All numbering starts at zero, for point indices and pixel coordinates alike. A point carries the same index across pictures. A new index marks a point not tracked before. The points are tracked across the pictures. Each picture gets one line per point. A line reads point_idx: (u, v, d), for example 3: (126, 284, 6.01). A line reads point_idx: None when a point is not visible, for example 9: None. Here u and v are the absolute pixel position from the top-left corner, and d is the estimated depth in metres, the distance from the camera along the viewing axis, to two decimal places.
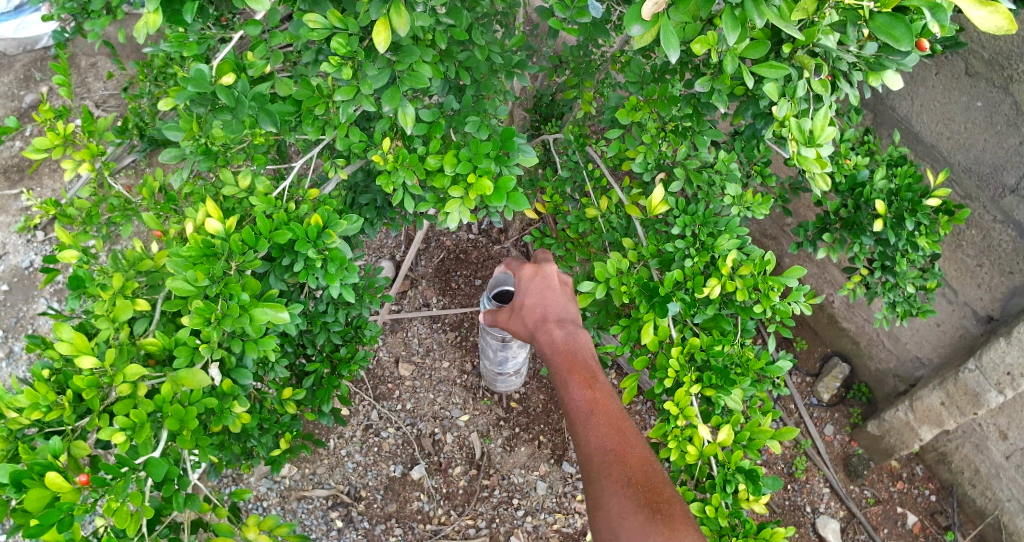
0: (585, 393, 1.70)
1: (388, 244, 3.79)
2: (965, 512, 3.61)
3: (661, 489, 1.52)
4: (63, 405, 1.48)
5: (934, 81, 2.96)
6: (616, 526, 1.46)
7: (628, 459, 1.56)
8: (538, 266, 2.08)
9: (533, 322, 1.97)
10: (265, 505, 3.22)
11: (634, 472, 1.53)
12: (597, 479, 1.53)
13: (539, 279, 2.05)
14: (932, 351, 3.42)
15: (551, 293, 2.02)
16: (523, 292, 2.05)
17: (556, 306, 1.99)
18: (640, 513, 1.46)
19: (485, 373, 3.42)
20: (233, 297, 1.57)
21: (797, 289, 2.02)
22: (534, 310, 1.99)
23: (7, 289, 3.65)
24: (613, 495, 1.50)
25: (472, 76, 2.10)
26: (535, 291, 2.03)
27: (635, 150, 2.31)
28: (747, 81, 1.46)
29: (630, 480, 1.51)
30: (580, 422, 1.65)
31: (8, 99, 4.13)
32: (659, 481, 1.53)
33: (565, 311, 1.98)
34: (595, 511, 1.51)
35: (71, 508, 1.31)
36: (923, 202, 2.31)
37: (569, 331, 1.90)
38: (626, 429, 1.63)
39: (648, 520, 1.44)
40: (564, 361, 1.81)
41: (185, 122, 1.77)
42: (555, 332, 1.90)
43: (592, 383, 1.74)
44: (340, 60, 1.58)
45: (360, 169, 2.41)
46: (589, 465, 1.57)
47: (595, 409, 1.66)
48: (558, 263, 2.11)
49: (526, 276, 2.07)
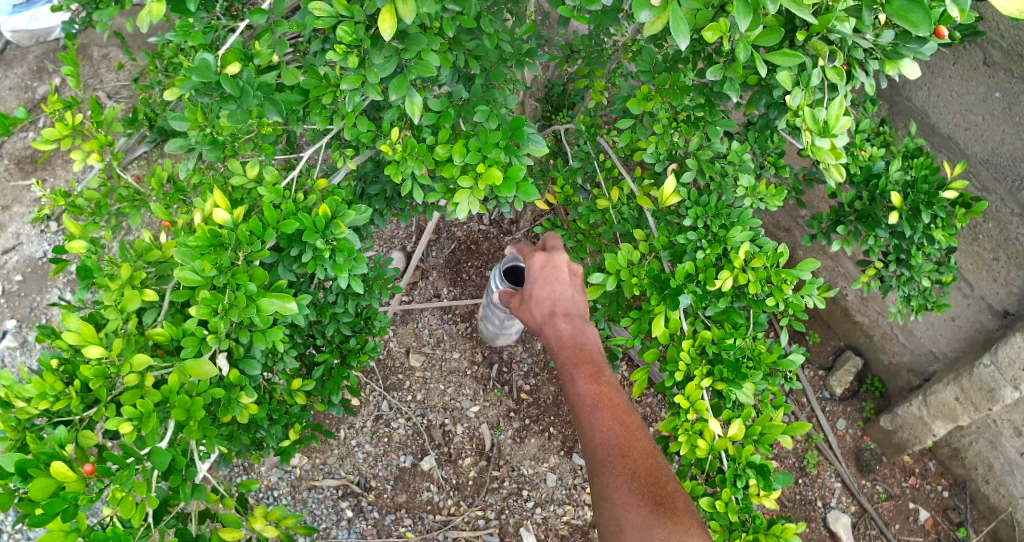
0: (591, 387, 1.69)
1: (399, 234, 3.77)
2: (978, 509, 3.58)
3: (666, 482, 1.50)
4: (71, 395, 1.49)
5: (952, 71, 2.90)
6: (621, 519, 1.45)
7: (632, 452, 1.54)
8: (546, 257, 2.06)
9: (542, 315, 1.96)
10: (276, 495, 3.24)
11: (639, 465, 1.52)
12: (601, 473, 1.52)
13: (549, 270, 2.02)
14: (947, 345, 3.37)
15: (559, 284, 2.00)
16: (532, 283, 2.03)
17: (564, 297, 1.97)
18: (644, 506, 1.45)
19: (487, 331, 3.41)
20: (240, 287, 1.56)
21: (811, 282, 1.98)
22: (543, 302, 1.98)
23: (21, 279, 3.68)
24: (617, 488, 1.49)
25: (481, 65, 2.08)
26: (543, 283, 2.01)
27: (647, 140, 2.28)
28: (760, 70, 1.43)
29: (633, 473, 1.50)
30: (585, 416, 1.64)
31: (22, 91, 4.16)
32: (663, 474, 1.52)
33: (573, 303, 1.97)
34: (600, 506, 1.50)
35: (76, 498, 1.31)
36: (939, 194, 2.26)
37: (576, 325, 1.89)
38: (631, 422, 1.61)
39: (652, 514, 1.43)
40: (571, 355, 1.80)
41: (189, 112, 1.79)
42: (562, 326, 1.89)
43: (598, 377, 1.72)
44: (347, 49, 1.57)
45: (369, 160, 2.35)
46: (594, 459, 1.56)
47: (600, 403, 1.64)
48: (567, 253, 2.08)
49: (535, 267, 2.05)
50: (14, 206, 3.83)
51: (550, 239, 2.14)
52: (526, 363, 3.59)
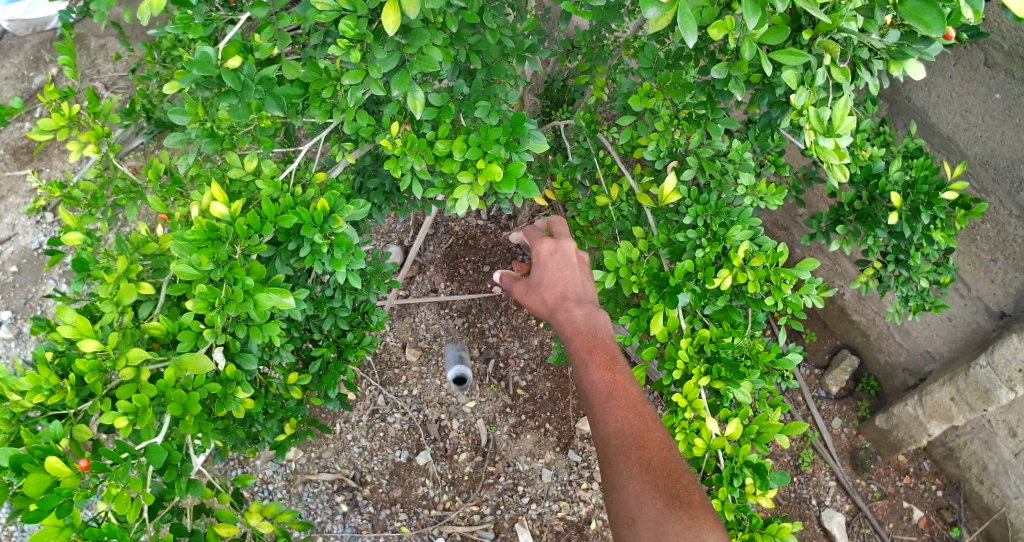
0: (605, 375, 1.68)
1: (396, 229, 3.74)
2: (972, 509, 3.59)
3: (681, 474, 1.49)
4: (66, 389, 1.47)
5: (952, 72, 2.90)
6: (635, 511, 1.45)
7: (647, 443, 1.53)
8: (556, 243, 2.05)
9: (552, 301, 1.95)
10: (271, 489, 3.23)
11: (653, 456, 1.51)
12: (616, 463, 1.52)
13: (559, 256, 2.02)
14: (943, 345, 3.38)
15: (570, 271, 1.99)
16: (542, 268, 2.02)
17: (575, 284, 1.96)
18: (659, 498, 1.44)
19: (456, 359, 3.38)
20: (237, 282, 1.55)
21: (810, 282, 1.98)
22: (553, 287, 1.97)
23: (17, 270, 3.66)
24: (631, 480, 1.48)
25: (483, 60, 2.06)
26: (554, 269, 2.00)
27: (648, 137, 2.27)
28: (766, 69, 1.41)
29: (648, 465, 1.49)
30: (598, 405, 1.63)
31: (18, 80, 4.12)
32: (678, 466, 1.51)
33: (584, 290, 1.96)
34: (614, 496, 1.49)
35: (71, 494, 1.30)
36: (939, 195, 2.25)
37: (588, 311, 1.87)
38: (646, 413, 1.60)
39: (667, 506, 1.42)
40: (584, 342, 1.79)
41: (190, 105, 1.78)
42: (574, 312, 1.88)
43: (611, 365, 1.71)
44: (349, 43, 1.55)
45: (368, 154, 2.33)
46: (608, 449, 1.55)
47: (614, 392, 1.64)
48: (577, 240, 2.08)
49: (545, 253, 2.04)
50: (11, 197, 3.80)
51: (558, 224, 2.14)
52: (523, 358, 3.58)
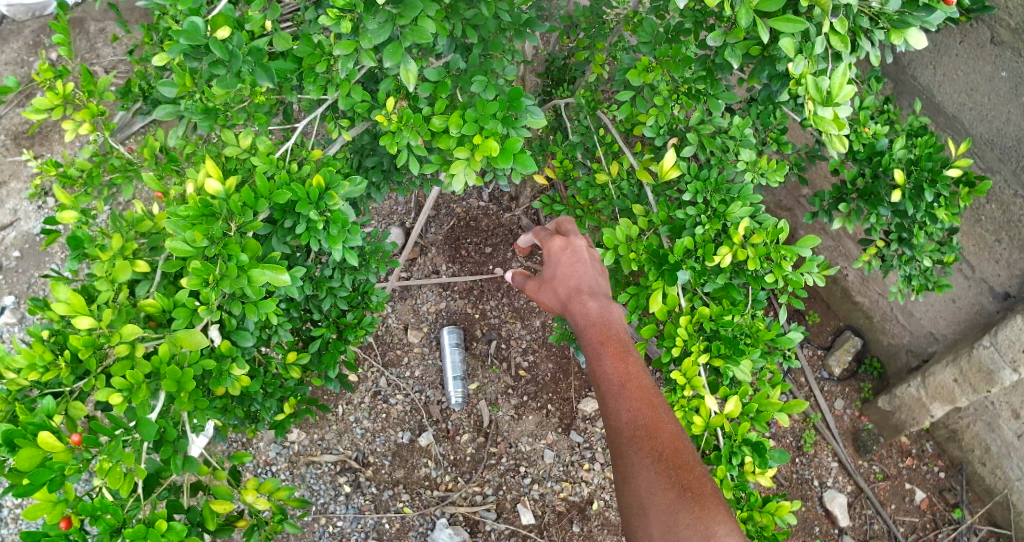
0: (618, 366, 1.66)
1: (397, 210, 3.72)
2: (975, 490, 3.59)
3: (692, 466, 1.48)
4: (61, 365, 1.48)
5: (958, 49, 2.86)
6: (646, 502, 1.43)
7: (659, 434, 1.51)
8: (568, 239, 2.04)
9: (566, 293, 1.92)
10: (274, 470, 3.24)
11: (664, 447, 1.49)
12: (627, 454, 1.49)
13: (570, 252, 2.01)
14: (947, 327, 3.35)
15: (583, 266, 1.97)
16: (554, 264, 2.01)
17: (588, 277, 1.93)
18: (670, 490, 1.43)
19: (442, 376, 3.45)
20: (232, 258, 1.55)
21: (811, 259, 1.95)
22: (566, 281, 1.95)
23: (19, 255, 3.66)
24: (643, 471, 1.46)
25: (480, 34, 2.04)
26: (566, 263, 1.99)
27: (647, 112, 2.24)
28: (764, 34, 1.39)
29: (661, 456, 1.48)
30: (611, 395, 1.61)
31: (18, 65, 4.08)
32: (690, 458, 1.49)
33: (597, 283, 1.93)
34: (624, 487, 1.48)
35: (63, 468, 1.31)
36: (944, 172, 2.21)
37: (602, 303, 1.85)
38: (658, 404, 1.58)
39: (678, 498, 1.41)
40: (597, 334, 1.76)
41: (178, 77, 1.72)
42: (589, 303, 1.85)
43: (624, 357, 1.69)
44: (340, 13, 1.54)
45: (365, 131, 2.30)
46: (618, 440, 1.53)
47: (627, 383, 1.61)
48: (588, 237, 2.06)
49: (556, 248, 2.03)
50: (11, 181, 3.78)
51: (566, 223, 2.13)
52: (525, 340, 3.57)
